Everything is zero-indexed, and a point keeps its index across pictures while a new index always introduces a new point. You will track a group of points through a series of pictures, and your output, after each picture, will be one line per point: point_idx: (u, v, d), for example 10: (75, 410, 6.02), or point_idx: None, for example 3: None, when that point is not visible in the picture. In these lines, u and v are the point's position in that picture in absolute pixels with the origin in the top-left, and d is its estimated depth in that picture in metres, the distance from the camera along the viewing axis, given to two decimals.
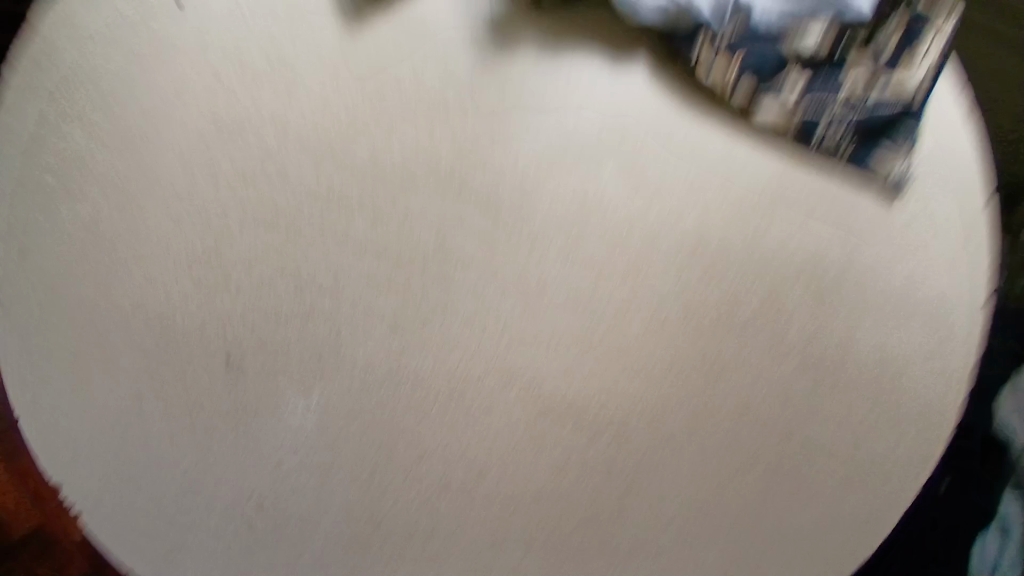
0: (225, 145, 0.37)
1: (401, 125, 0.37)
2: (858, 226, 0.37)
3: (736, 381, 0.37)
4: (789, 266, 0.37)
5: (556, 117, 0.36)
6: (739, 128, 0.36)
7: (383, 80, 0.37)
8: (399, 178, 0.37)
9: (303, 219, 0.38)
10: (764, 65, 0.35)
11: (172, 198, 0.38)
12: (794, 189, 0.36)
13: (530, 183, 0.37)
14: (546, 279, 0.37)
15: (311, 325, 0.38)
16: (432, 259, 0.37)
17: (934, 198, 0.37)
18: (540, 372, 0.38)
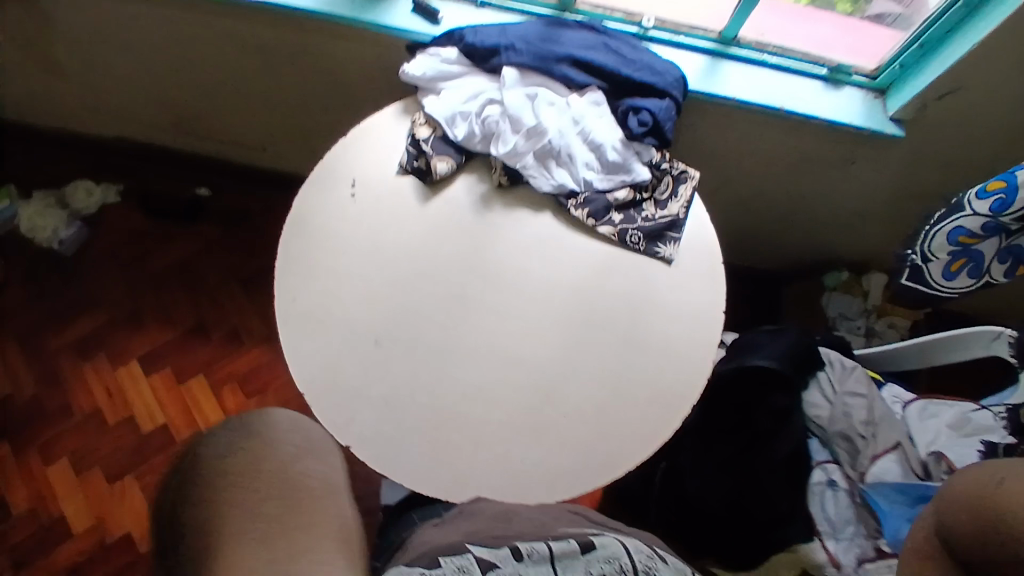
0: (465, 343, 0.78)
1: (451, 253, 0.82)
2: (499, 300, 0.80)
3: (547, 332, 0.79)
4: (513, 291, 0.80)
5: (501, 318, 0.79)
6: (586, 259, 0.83)
7: (492, 322, 0.79)
8: (495, 311, 0.79)
9: (460, 335, 0.78)
10: (597, 210, 0.84)
11: (485, 387, 0.76)
12: (495, 232, 0.83)
13: (515, 293, 0.80)
14: (501, 325, 0.79)
15: (539, 373, 0.77)
16: (498, 302, 0.80)
17: (549, 307, 0.80)
18: (513, 321, 0.79)
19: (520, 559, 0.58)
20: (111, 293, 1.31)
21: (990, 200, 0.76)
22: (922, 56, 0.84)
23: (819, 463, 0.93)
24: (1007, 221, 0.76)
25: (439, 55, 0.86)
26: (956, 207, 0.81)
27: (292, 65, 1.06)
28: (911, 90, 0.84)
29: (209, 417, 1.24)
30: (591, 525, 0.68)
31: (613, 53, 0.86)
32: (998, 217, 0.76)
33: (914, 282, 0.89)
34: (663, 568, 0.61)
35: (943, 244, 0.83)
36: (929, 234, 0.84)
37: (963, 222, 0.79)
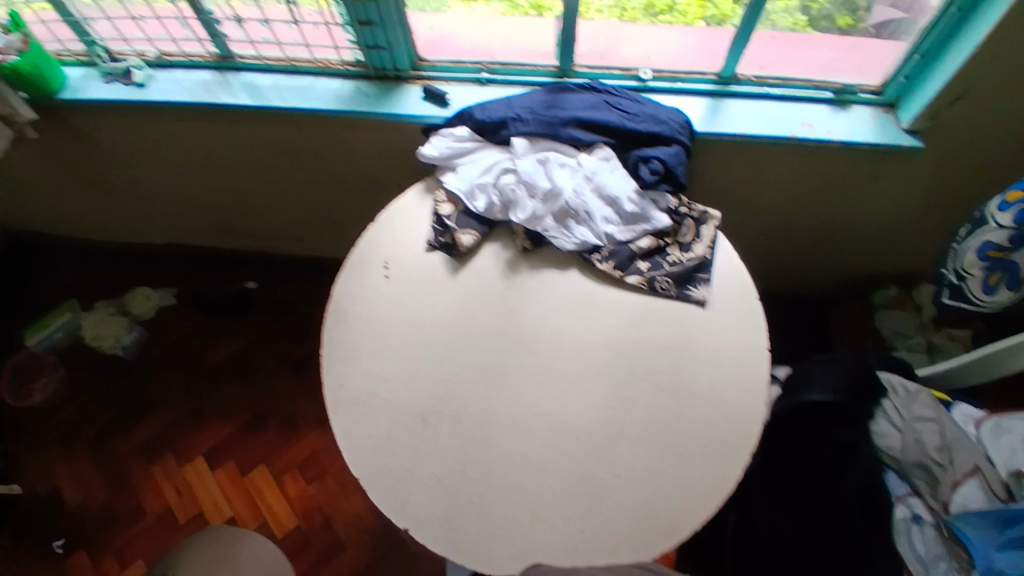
0: (509, 410, 0.78)
1: (486, 320, 0.83)
2: (537, 362, 0.81)
3: (589, 388, 0.79)
4: (549, 350, 0.81)
5: (541, 378, 0.80)
6: (620, 309, 0.83)
7: (532, 385, 0.79)
8: (534, 373, 0.80)
9: (504, 402, 0.79)
10: (624, 262, 0.84)
11: (534, 453, 0.76)
12: (526, 294, 0.85)
13: (553, 353, 0.81)
14: (542, 387, 0.79)
15: (585, 432, 0.76)
16: (536, 365, 0.80)
17: (586, 362, 0.80)
18: (553, 381, 0.79)
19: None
20: (173, 392, 1.38)
21: (1012, 211, 0.74)
22: (926, 66, 0.82)
23: (901, 498, 0.88)
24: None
25: (451, 136, 0.90)
26: (980, 221, 0.78)
27: (319, 161, 1.13)
28: (921, 100, 0.83)
29: (272, 504, 1.27)
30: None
31: (616, 109, 0.87)
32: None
33: (958, 299, 0.86)
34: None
35: (974, 261, 0.80)
36: (958, 253, 0.82)
37: (991, 236, 0.77)
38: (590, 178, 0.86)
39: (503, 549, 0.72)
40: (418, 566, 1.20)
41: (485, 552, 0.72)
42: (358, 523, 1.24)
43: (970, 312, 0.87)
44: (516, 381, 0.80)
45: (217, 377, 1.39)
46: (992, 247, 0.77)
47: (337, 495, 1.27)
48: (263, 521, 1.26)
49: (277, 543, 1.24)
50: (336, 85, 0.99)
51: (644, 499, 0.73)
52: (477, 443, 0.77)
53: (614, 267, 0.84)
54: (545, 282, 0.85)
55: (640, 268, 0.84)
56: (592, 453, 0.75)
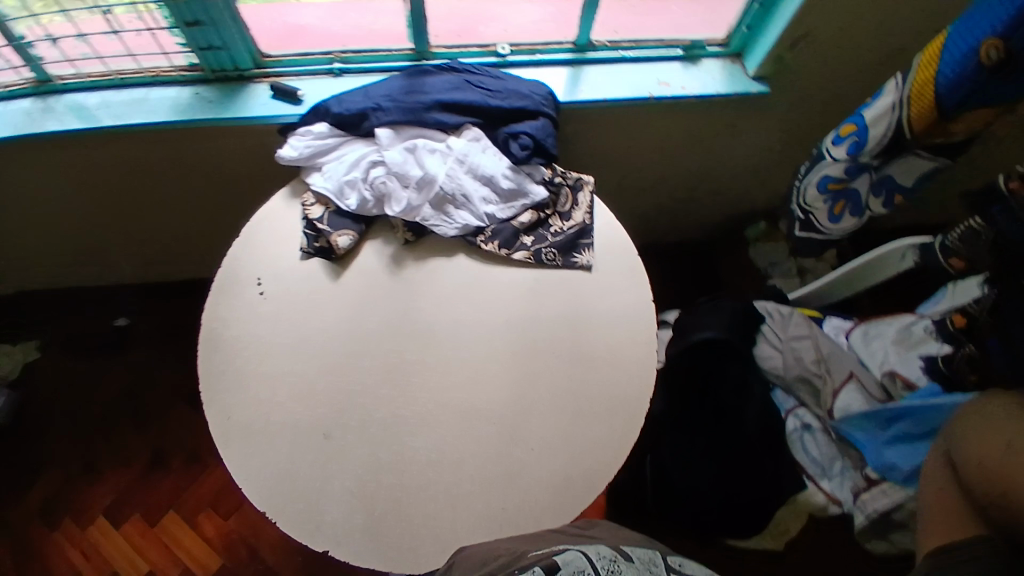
0: (413, 406, 0.77)
1: (377, 320, 0.81)
2: (436, 352, 0.80)
3: (490, 368, 0.79)
4: (446, 339, 0.80)
5: (441, 368, 0.79)
6: (511, 286, 0.84)
7: (433, 376, 0.79)
8: (434, 364, 0.79)
9: (408, 399, 0.77)
10: (508, 239, 0.84)
11: (445, 444, 0.75)
12: (415, 287, 0.83)
13: (450, 340, 0.80)
14: (444, 376, 0.79)
15: (493, 412, 0.77)
16: (435, 355, 0.80)
17: (484, 343, 0.80)
18: (454, 368, 0.79)
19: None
20: (56, 451, 1.25)
21: (846, 145, 0.80)
22: (764, 15, 0.86)
23: (791, 411, 0.96)
24: (867, 160, 0.81)
25: (310, 133, 0.85)
26: (817, 158, 0.85)
27: (175, 177, 1.04)
28: (764, 48, 0.87)
29: (190, 546, 1.19)
30: (568, 541, 0.67)
31: (479, 89, 0.85)
32: (856, 159, 0.80)
33: (808, 231, 0.94)
34: (626, 568, 0.60)
35: (817, 195, 0.88)
36: (802, 189, 0.89)
37: (828, 170, 0.84)
38: (462, 159, 0.83)
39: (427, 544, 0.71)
40: (359, 575, 1.17)
41: (409, 551, 0.71)
42: (286, 548, 1.19)
43: (823, 240, 0.95)
44: (416, 376, 0.78)
45: (102, 426, 1.27)
46: (831, 180, 0.84)
47: (258, 523, 1.21)
48: (183, 566, 1.18)
49: None
50: (173, 92, 0.91)
51: (558, 465, 0.75)
52: (386, 445, 0.75)
53: (497, 246, 0.84)
54: (433, 273, 0.84)
55: (524, 244, 0.85)
56: (502, 431, 0.76)
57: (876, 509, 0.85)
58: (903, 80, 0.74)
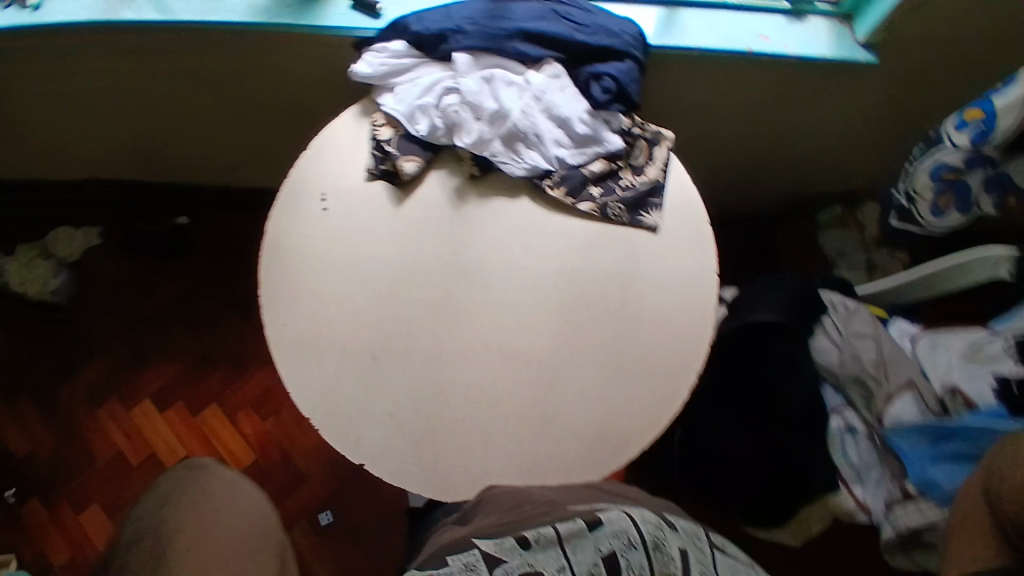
0: (457, 342, 0.77)
1: (434, 251, 0.80)
2: (487, 292, 0.79)
3: (539, 315, 0.78)
4: (498, 280, 0.79)
5: (491, 308, 0.78)
6: (574, 235, 0.81)
7: (482, 314, 0.78)
8: (483, 304, 0.78)
9: (454, 334, 0.77)
10: (575, 186, 0.81)
11: (485, 386, 0.75)
12: (474, 225, 0.81)
13: (503, 283, 0.79)
14: (492, 318, 0.78)
15: (535, 361, 0.76)
16: (485, 296, 0.79)
17: (536, 290, 0.79)
18: (502, 313, 0.78)
19: (529, 547, 0.59)
20: (114, 336, 1.32)
21: (969, 131, 0.74)
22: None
23: (836, 410, 0.92)
24: (989, 151, 0.74)
25: (386, 50, 0.81)
26: (934, 141, 0.78)
27: (248, 83, 1.03)
28: (879, 12, 0.79)
29: (228, 441, 1.26)
30: (603, 498, 0.68)
31: (566, 21, 0.81)
32: (978, 148, 0.74)
33: (907, 221, 0.88)
34: (671, 536, 0.61)
35: (927, 182, 0.81)
36: (911, 174, 0.82)
37: (944, 157, 0.78)
38: (539, 95, 0.79)
39: (459, 477, 0.73)
40: (383, 493, 1.23)
41: (443, 481, 0.73)
42: (318, 456, 1.24)
43: (912, 232, 0.89)
44: (465, 313, 0.78)
45: (156, 319, 1.33)
46: (946, 168, 0.78)
47: (293, 429, 1.26)
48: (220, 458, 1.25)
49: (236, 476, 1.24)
50: None
51: (598, 421, 0.74)
52: (428, 377, 0.75)
53: (560, 190, 0.80)
54: (496, 211, 0.82)
55: (592, 194, 0.81)
56: (544, 380, 0.76)
57: (907, 525, 0.84)
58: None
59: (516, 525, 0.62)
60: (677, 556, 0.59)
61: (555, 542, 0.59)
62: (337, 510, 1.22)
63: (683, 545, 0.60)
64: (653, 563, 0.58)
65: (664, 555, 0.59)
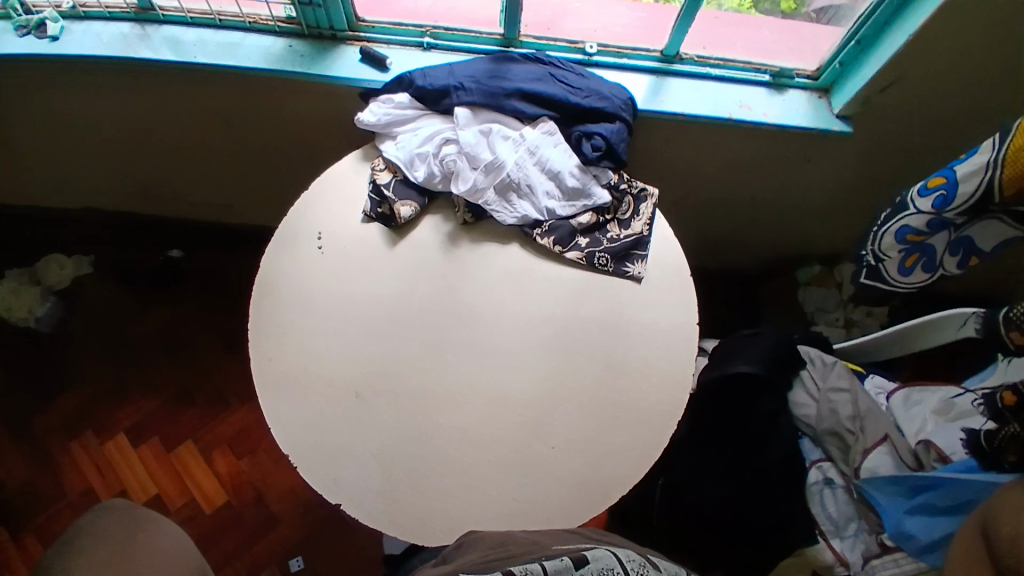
0: (444, 383, 0.78)
1: (425, 293, 0.82)
2: (476, 334, 0.81)
3: (526, 359, 0.80)
4: (487, 323, 0.81)
5: (478, 350, 0.80)
6: (562, 282, 0.84)
7: (469, 356, 0.80)
8: (471, 346, 0.80)
9: (441, 375, 0.78)
10: (563, 237, 0.84)
11: (469, 427, 0.76)
12: (466, 268, 0.84)
13: (491, 325, 0.81)
14: (479, 359, 0.79)
15: (520, 404, 0.77)
16: (474, 338, 0.80)
17: (523, 334, 0.81)
18: (489, 355, 0.80)
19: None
20: (96, 367, 1.31)
21: (932, 197, 0.71)
22: (859, 53, 0.85)
23: (815, 462, 0.95)
24: (951, 216, 0.72)
25: (391, 101, 0.86)
26: (899, 205, 0.76)
27: (254, 126, 1.07)
28: (853, 86, 0.85)
29: (201, 479, 1.24)
30: (583, 542, 0.68)
31: (561, 83, 0.84)
32: (941, 214, 0.71)
33: (875, 279, 0.85)
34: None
35: (892, 244, 0.79)
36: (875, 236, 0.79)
37: (909, 220, 0.75)
38: (532, 149, 0.83)
39: (438, 519, 0.72)
40: (357, 541, 1.20)
41: (421, 521, 0.72)
42: (292, 500, 1.22)
43: (885, 291, 0.92)
44: (453, 354, 0.80)
45: (141, 351, 1.32)
46: (910, 231, 0.75)
47: (269, 470, 1.25)
48: (191, 496, 1.23)
49: (206, 515, 1.21)
50: (268, 42, 0.94)
51: (580, 466, 0.75)
52: (414, 416, 0.76)
53: (548, 240, 0.84)
54: (486, 256, 0.85)
55: (579, 245, 0.85)
56: (528, 424, 0.77)
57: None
58: (1001, 141, 0.65)
59: (499, 563, 0.60)
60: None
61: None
62: (309, 556, 1.19)
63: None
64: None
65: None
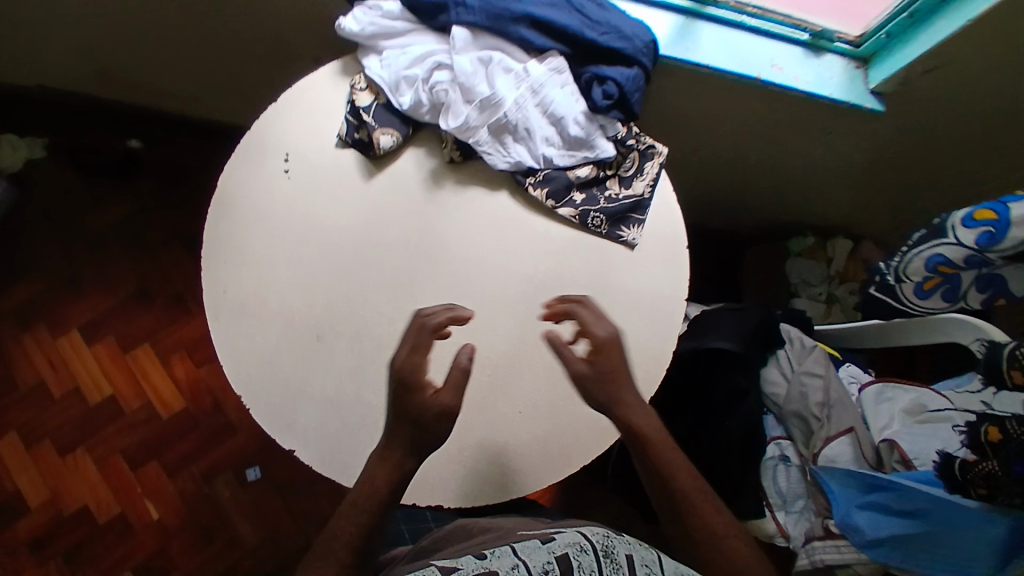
0: (411, 333, 0.73)
1: (399, 232, 0.75)
2: (449, 284, 0.75)
3: (501, 317, 0.75)
4: (461, 272, 0.75)
5: (451, 304, 0.74)
6: (550, 239, 0.78)
7: (439, 306, 0.74)
8: (443, 296, 0.74)
9: (409, 326, 0.73)
10: (558, 191, 0.77)
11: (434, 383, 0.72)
12: (448, 211, 0.77)
13: (466, 277, 0.75)
14: (451, 312, 0.74)
15: (490, 365, 0.74)
16: (448, 288, 0.75)
17: (500, 290, 0.76)
18: (462, 310, 0.74)
19: (485, 557, 0.60)
20: (46, 259, 1.22)
21: (978, 232, 0.68)
22: (911, 26, 0.76)
23: (774, 438, 0.94)
24: (992, 256, 0.69)
25: (380, 9, 0.74)
26: (937, 231, 0.72)
27: (223, 14, 0.94)
28: (896, 63, 0.77)
29: (157, 383, 1.17)
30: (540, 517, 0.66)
31: (578, 13, 0.73)
32: (984, 251, 0.69)
33: (886, 295, 0.84)
34: (619, 544, 0.61)
35: (918, 268, 0.76)
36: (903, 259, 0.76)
37: (943, 250, 0.72)
38: (535, 88, 0.74)
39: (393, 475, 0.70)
40: None
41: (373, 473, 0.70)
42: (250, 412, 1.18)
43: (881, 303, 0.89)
44: (422, 304, 0.74)
45: (95, 246, 1.24)
46: (943, 262, 0.72)
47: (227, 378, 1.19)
48: (146, 397, 1.17)
49: (163, 419, 1.16)
50: None
51: (546, 435, 0.73)
52: (374, 366, 0.71)
53: (539, 191, 0.77)
54: (471, 200, 0.77)
55: (574, 201, 0.78)
56: (497, 386, 0.73)
57: (823, 560, 0.85)
58: None
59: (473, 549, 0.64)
60: (625, 561, 0.59)
61: (509, 552, 0.60)
62: (265, 467, 1.17)
63: (631, 552, 0.60)
64: (603, 567, 0.58)
65: (613, 561, 0.58)
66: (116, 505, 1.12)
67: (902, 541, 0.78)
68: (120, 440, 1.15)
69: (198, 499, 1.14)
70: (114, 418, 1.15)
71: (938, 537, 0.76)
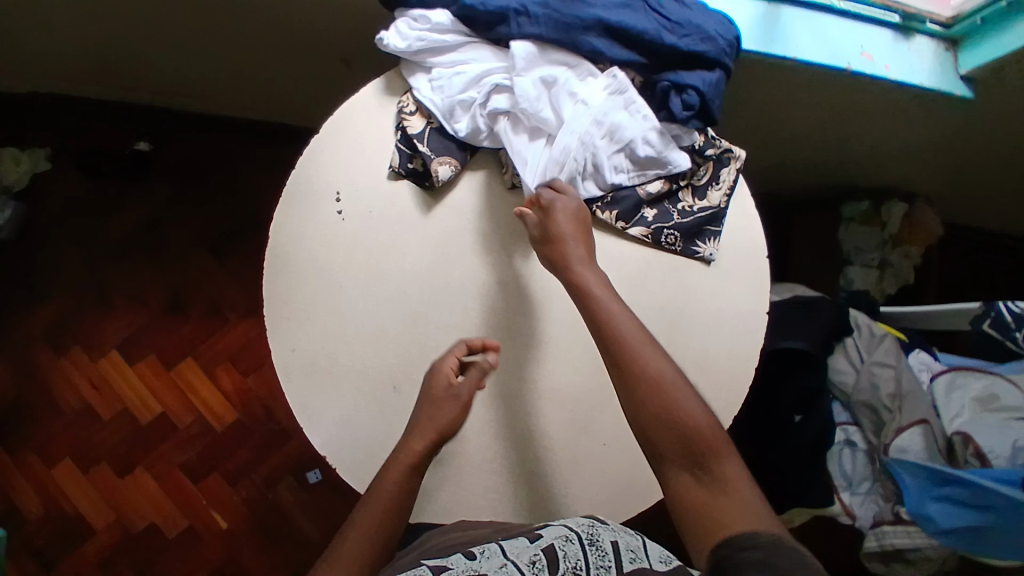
0: (490, 375, 0.70)
1: (468, 269, 0.71)
2: (524, 322, 0.71)
3: (581, 351, 0.72)
4: (536, 307, 0.72)
5: (526, 340, 0.71)
6: (623, 258, 0.72)
7: (515, 344, 0.71)
8: (518, 335, 0.71)
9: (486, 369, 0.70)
10: (628, 212, 0.72)
11: (513, 424, 0.70)
12: (515, 241, 0.72)
13: (545, 312, 0.72)
14: (528, 351, 0.71)
15: (570, 403, 0.71)
16: (523, 325, 0.71)
17: (577, 322, 0.72)
18: (540, 347, 0.71)
19: (474, 557, 0.55)
20: (72, 276, 1.19)
21: None
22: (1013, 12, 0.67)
23: (840, 424, 0.95)
24: None
25: (428, 21, 0.67)
26: None
27: (235, 15, 0.85)
28: (992, 50, 0.69)
29: (206, 396, 1.19)
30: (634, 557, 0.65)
31: (655, 14, 0.67)
32: None
33: None
34: (604, 531, 0.57)
35: None
36: None
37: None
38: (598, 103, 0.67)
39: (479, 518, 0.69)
40: None
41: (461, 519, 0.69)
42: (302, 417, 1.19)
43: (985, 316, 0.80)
44: (501, 345, 0.71)
45: (118, 258, 1.20)
46: None
47: (274, 386, 1.20)
48: (197, 411, 1.19)
49: (215, 430, 1.19)
50: None
51: (634, 467, 0.70)
52: None
53: (607, 213, 0.71)
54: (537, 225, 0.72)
55: (645, 218, 0.72)
56: (579, 422, 0.70)
57: (892, 544, 0.88)
58: None
59: (461, 543, 0.59)
60: (611, 548, 0.54)
61: (498, 551, 0.55)
62: (325, 469, 1.20)
63: (616, 538, 0.56)
64: (588, 557, 0.53)
65: (598, 548, 0.54)
66: (182, 519, 1.17)
67: (975, 530, 0.79)
68: (178, 455, 1.18)
69: (263, 504, 1.18)
70: (169, 433, 1.18)
71: (1008, 528, 0.77)
